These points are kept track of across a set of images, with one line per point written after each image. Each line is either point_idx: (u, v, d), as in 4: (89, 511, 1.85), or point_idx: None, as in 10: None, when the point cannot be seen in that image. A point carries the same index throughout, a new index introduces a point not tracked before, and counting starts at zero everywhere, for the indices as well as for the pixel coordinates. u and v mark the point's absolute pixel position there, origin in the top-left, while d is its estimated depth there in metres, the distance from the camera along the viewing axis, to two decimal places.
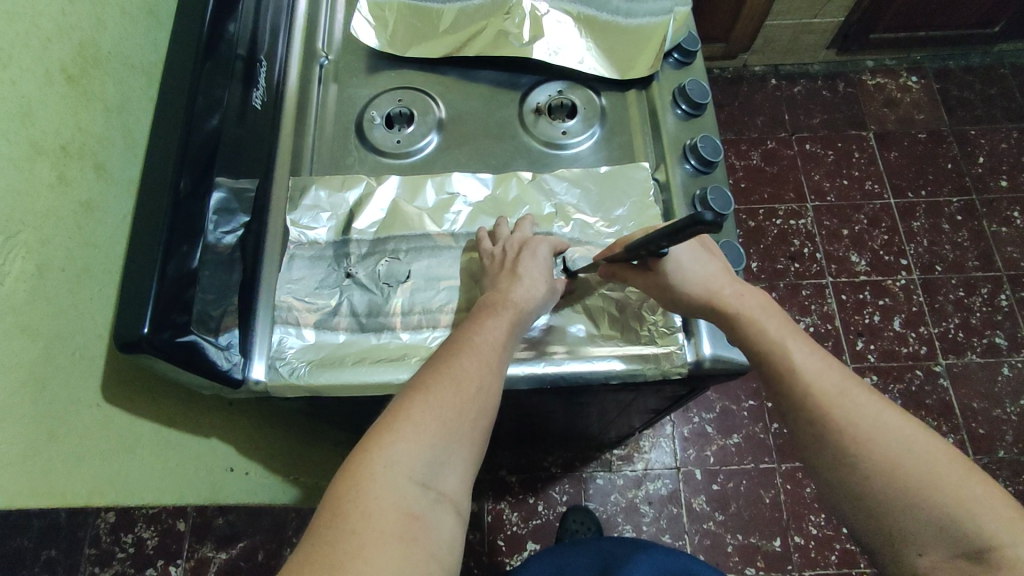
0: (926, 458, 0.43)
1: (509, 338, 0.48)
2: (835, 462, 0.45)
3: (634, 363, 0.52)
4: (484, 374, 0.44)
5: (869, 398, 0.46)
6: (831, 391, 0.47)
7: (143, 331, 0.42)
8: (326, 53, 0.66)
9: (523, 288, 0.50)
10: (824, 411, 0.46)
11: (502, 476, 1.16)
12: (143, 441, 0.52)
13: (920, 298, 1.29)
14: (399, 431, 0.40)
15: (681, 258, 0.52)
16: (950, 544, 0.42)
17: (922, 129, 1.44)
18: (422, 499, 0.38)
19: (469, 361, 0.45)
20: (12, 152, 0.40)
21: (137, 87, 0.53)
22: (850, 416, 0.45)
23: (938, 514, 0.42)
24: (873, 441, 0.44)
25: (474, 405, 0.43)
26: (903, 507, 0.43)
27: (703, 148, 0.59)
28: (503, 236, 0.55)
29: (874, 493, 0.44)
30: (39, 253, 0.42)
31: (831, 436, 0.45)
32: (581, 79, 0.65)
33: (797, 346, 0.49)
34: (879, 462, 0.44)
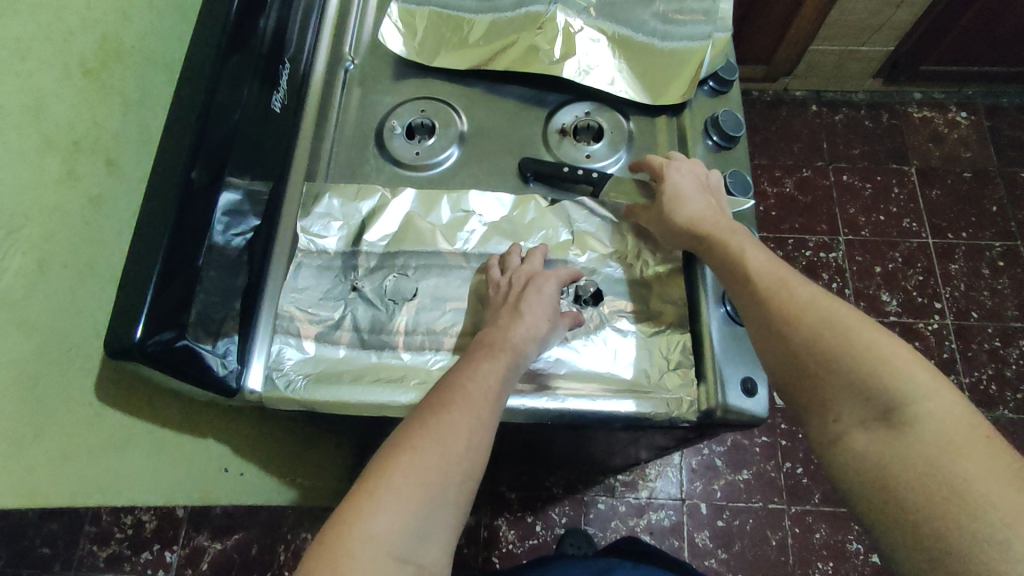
0: (906, 369, 0.41)
1: (504, 385, 0.46)
2: (810, 378, 0.44)
3: (644, 408, 0.50)
4: (473, 430, 0.42)
5: (841, 307, 0.45)
6: (801, 303, 0.45)
7: (135, 336, 0.41)
8: (352, 57, 0.65)
9: (523, 327, 0.48)
10: (774, 288, 0.47)
11: (502, 491, 1.14)
12: (136, 441, 0.51)
13: (952, 345, 1.23)
14: (382, 501, 0.38)
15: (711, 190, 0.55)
16: (865, 411, 0.41)
17: (968, 168, 1.39)
18: (401, 575, 0.37)
19: (459, 416, 0.42)
20: (21, 145, 0.40)
21: (158, 83, 0.53)
22: (824, 323, 0.44)
23: (860, 389, 0.42)
24: (811, 317, 0.45)
25: (461, 468, 0.41)
26: (829, 374, 0.43)
27: (734, 183, 0.56)
28: (513, 266, 0.53)
29: (806, 372, 0.44)
30: (42, 249, 0.41)
31: (804, 347, 0.44)
32: (611, 101, 0.62)
33: (771, 262, 0.48)
34: (816, 330, 0.44)
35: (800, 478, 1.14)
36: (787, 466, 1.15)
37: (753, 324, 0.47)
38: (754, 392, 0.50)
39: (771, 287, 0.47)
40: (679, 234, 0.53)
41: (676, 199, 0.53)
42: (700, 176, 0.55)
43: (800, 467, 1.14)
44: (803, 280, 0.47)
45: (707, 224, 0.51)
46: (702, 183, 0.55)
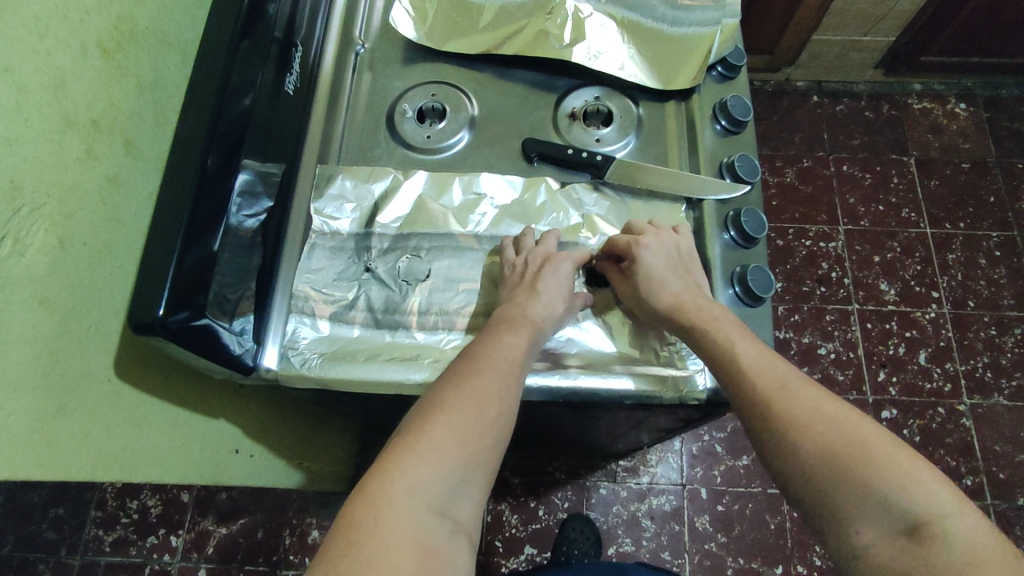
0: (890, 458, 0.41)
1: (528, 357, 0.47)
2: (824, 490, 0.41)
3: (652, 385, 0.51)
4: (504, 396, 0.44)
5: (848, 413, 0.44)
6: (809, 410, 0.44)
7: (158, 313, 0.42)
8: (362, 41, 0.65)
9: (541, 306, 0.50)
10: (775, 393, 0.45)
11: (505, 477, 1.15)
12: (152, 420, 0.52)
13: (949, 334, 1.25)
14: (419, 457, 0.39)
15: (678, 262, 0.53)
16: (887, 528, 0.39)
17: (967, 159, 1.40)
18: (439, 529, 0.38)
19: (488, 381, 0.44)
20: (43, 124, 0.40)
21: (172, 65, 0.53)
22: (832, 429, 0.43)
23: (878, 503, 0.40)
24: (817, 420, 0.43)
25: (492, 431, 0.42)
26: (844, 487, 0.41)
27: (741, 167, 0.56)
28: (527, 248, 0.54)
29: (819, 484, 0.42)
30: (63, 227, 0.42)
31: (815, 454, 0.42)
32: (620, 86, 0.63)
33: (767, 360, 0.47)
34: (824, 438, 0.42)
35: None
36: None
37: (757, 431, 0.46)
38: None
39: (776, 392, 0.45)
40: (664, 322, 0.51)
41: (652, 283, 0.51)
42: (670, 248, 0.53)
43: None
44: (805, 385, 0.46)
45: (693, 315, 0.49)
46: (672, 258, 0.52)
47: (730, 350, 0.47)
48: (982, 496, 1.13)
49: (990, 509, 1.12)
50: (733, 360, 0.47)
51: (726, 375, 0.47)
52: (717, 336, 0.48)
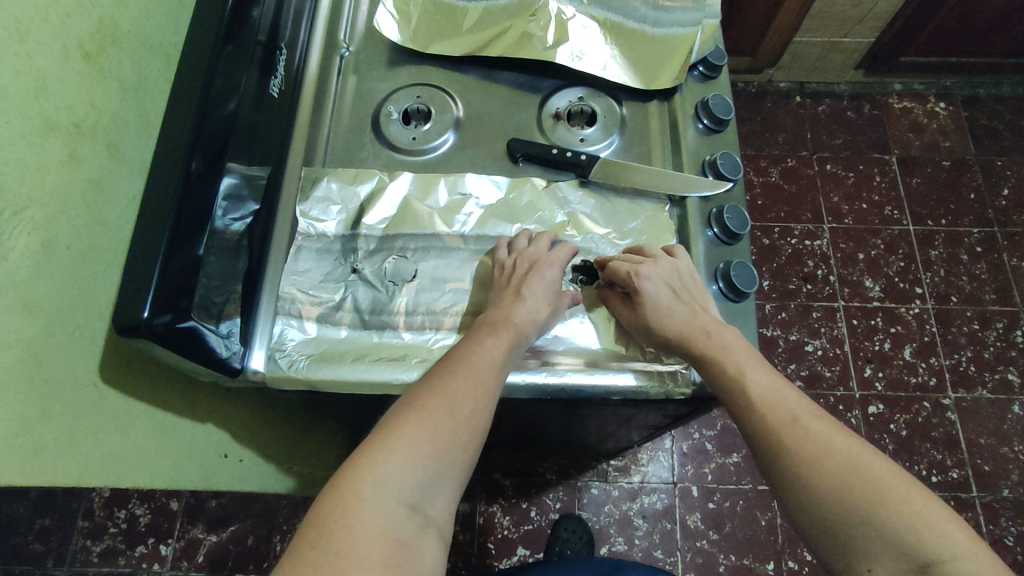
0: (899, 494, 0.41)
1: (508, 356, 0.47)
2: (830, 515, 0.42)
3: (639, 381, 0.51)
4: (481, 393, 0.44)
5: (857, 448, 0.44)
6: (818, 445, 0.44)
7: (142, 315, 0.42)
8: (347, 44, 0.66)
9: (525, 310, 0.50)
10: (783, 424, 0.46)
11: (496, 478, 1.15)
12: (139, 424, 0.52)
13: (933, 329, 1.26)
14: (394, 450, 0.40)
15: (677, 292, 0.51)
16: (896, 567, 0.39)
17: (947, 157, 1.42)
18: (406, 520, 0.39)
19: (470, 379, 0.45)
20: (24, 127, 0.40)
21: (155, 68, 0.53)
22: (842, 466, 0.43)
23: (887, 540, 0.40)
24: (825, 454, 0.44)
25: (468, 427, 0.43)
26: (852, 523, 0.41)
27: (723, 164, 0.57)
28: (519, 249, 0.54)
29: (828, 519, 0.42)
30: (45, 230, 0.42)
31: (824, 492, 0.43)
32: (604, 86, 0.63)
33: (775, 390, 0.47)
34: (832, 472, 0.43)
35: None
36: None
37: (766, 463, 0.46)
38: None
39: (785, 426, 0.45)
40: (673, 348, 0.50)
41: (656, 313, 0.50)
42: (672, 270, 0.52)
43: None
44: (816, 418, 0.46)
45: (699, 344, 0.49)
46: (674, 283, 0.52)
47: (737, 381, 0.48)
48: (968, 488, 1.15)
49: (975, 502, 1.14)
50: (741, 392, 0.47)
51: (736, 405, 0.48)
52: (731, 358, 0.48)
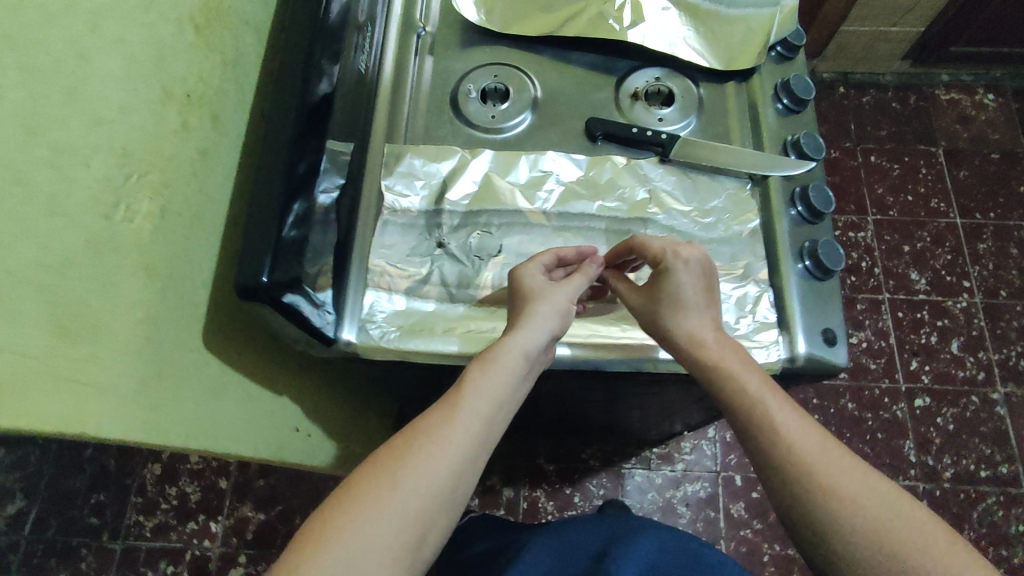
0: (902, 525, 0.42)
1: (467, 429, 0.46)
2: (842, 548, 0.43)
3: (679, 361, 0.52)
4: (418, 482, 0.43)
5: (859, 474, 0.44)
6: (845, 484, 0.44)
7: (262, 280, 0.44)
8: (423, 24, 0.66)
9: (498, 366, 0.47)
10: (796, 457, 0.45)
11: (540, 464, 1.16)
12: (233, 392, 0.53)
13: (981, 323, 1.25)
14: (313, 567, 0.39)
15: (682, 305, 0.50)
16: None
17: (996, 150, 1.40)
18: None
19: (401, 474, 0.43)
20: (150, 96, 0.41)
21: (249, 44, 0.54)
22: (875, 511, 0.43)
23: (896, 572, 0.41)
24: (837, 487, 0.44)
25: (401, 524, 0.42)
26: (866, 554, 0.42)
27: (806, 144, 0.57)
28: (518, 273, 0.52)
29: (842, 550, 0.43)
30: (164, 197, 0.43)
31: (860, 538, 0.42)
32: (681, 66, 0.63)
33: (790, 419, 0.46)
34: (842, 505, 0.43)
35: None
36: None
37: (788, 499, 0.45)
38: (834, 343, 0.52)
39: (817, 460, 0.45)
40: (680, 352, 0.49)
41: (677, 305, 0.50)
42: (687, 286, 0.50)
43: None
44: (821, 447, 0.45)
45: (715, 356, 0.48)
46: (703, 270, 0.50)
47: (757, 406, 0.47)
48: (1016, 483, 1.14)
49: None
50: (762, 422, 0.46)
51: (753, 427, 0.47)
52: (748, 385, 0.47)
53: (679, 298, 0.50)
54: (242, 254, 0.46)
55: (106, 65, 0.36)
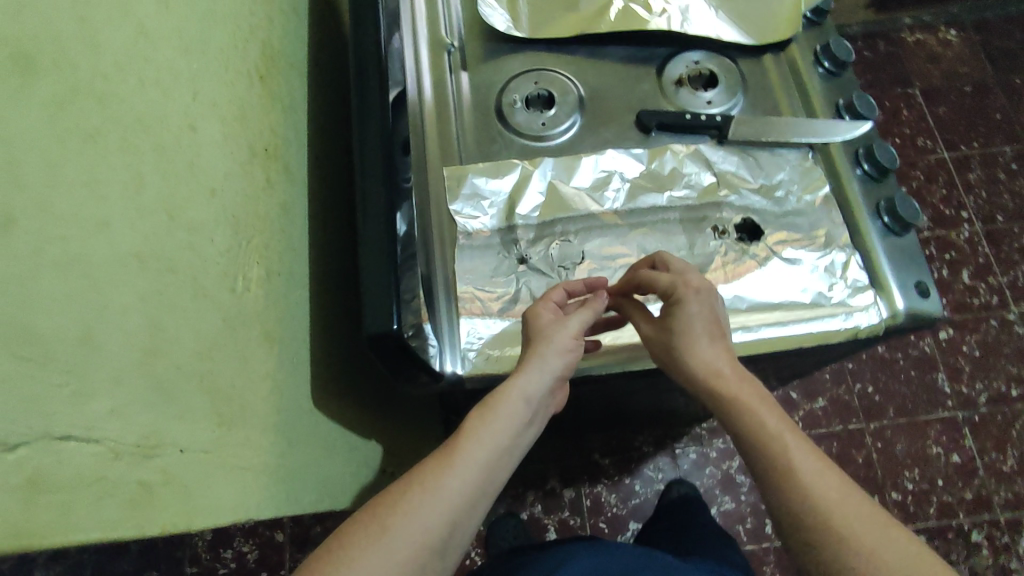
0: None
1: (472, 490, 0.43)
2: None
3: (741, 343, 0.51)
4: (411, 545, 0.41)
5: (896, 538, 0.41)
6: (877, 542, 0.40)
7: (394, 326, 0.45)
8: (451, 40, 0.64)
9: (504, 411, 0.46)
10: (824, 506, 0.42)
11: (595, 459, 1.14)
12: (333, 444, 0.51)
13: (986, 249, 1.29)
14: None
15: (696, 334, 0.47)
16: None
17: (968, 82, 1.45)
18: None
19: (391, 540, 0.40)
20: (240, 157, 0.39)
21: (298, 87, 0.52)
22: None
23: None
24: (871, 544, 0.40)
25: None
26: None
27: (860, 105, 0.59)
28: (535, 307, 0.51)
29: None
30: (265, 259, 0.41)
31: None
32: (716, 47, 0.64)
33: (819, 471, 0.43)
34: (874, 566, 0.40)
35: (873, 397, 1.17)
36: (859, 388, 1.18)
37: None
38: (928, 294, 0.54)
39: (872, 542, 0.40)
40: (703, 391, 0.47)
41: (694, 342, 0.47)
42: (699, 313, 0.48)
43: (871, 386, 1.18)
44: (852, 505, 0.42)
45: (732, 390, 0.46)
46: (715, 317, 0.48)
47: (798, 481, 0.43)
48: None
49: None
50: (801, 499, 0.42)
51: (773, 468, 0.44)
52: (765, 422, 0.45)
53: (698, 325, 0.48)
54: (365, 304, 0.46)
55: (208, 134, 0.35)
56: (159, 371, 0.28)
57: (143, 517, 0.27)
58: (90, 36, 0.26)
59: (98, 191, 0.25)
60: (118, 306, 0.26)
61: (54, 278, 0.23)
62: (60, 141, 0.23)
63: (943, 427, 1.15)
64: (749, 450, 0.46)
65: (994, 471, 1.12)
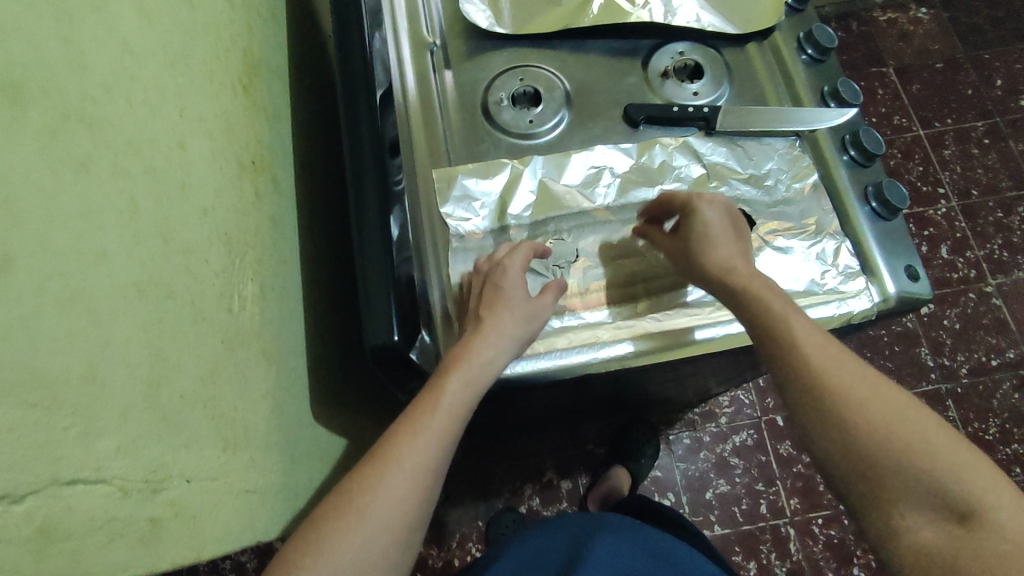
0: (935, 441, 0.40)
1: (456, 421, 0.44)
2: (874, 466, 0.40)
3: (704, 340, 0.52)
4: (412, 483, 0.42)
5: (889, 393, 0.42)
6: (875, 398, 0.42)
7: (396, 338, 0.45)
8: (433, 39, 0.63)
9: (488, 351, 0.46)
10: (823, 375, 0.43)
11: (591, 449, 1.11)
12: (320, 455, 0.51)
13: (962, 224, 1.32)
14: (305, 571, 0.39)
15: (713, 232, 0.49)
16: (935, 514, 0.39)
17: (939, 59, 1.47)
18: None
19: (390, 474, 0.42)
20: (229, 171, 0.38)
21: (280, 94, 0.50)
22: (935, 460, 0.40)
23: (925, 488, 0.39)
24: (868, 404, 0.42)
25: (390, 523, 0.41)
26: (898, 470, 0.40)
27: (845, 91, 0.60)
28: (482, 267, 0.51)
29: (873, 470, 0.40)
30: (259, 274, 0.40)
31: (918, 487, 0.39)
32: (700, 38, 0.63)
33: (818, 340, 0.44)
34: (874, 421, 0.41)
35: None
36: None
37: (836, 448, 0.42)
38: (917, 277, 0.55)
39: (878, 406, 0.41)
40: (710, 284, 0.49)
41: (706, 243, 0.49)
42: (715, 214, 0.50)
43: None
44: (849, 368, 0.43)
45: (744, 280, 0.47)
46: (729, 220, 0.51)
47: (803, 350, 0.44)
48: None
49: None
50: (804, 367, 0.43)
51: (778, 343, 0.44)
52: (771, 305, 0.45)
53: (715, 223, 0.50)
54: (366, 317, 0.47)
55: (197, 151, 0.34)
56: (164, 403, 0.28)
57: (155, 552, 0.28)
58: (77, 58, 0.25)
59: (95, 222, 0.24)
60: (120, 338, 0.25)
61: (59, 316, 0.22)
62: (54, 171, 0.23)
63: (927, 400, 1.17)
64: (754, 334, 0.46)
65: (977, 440, 1.15)
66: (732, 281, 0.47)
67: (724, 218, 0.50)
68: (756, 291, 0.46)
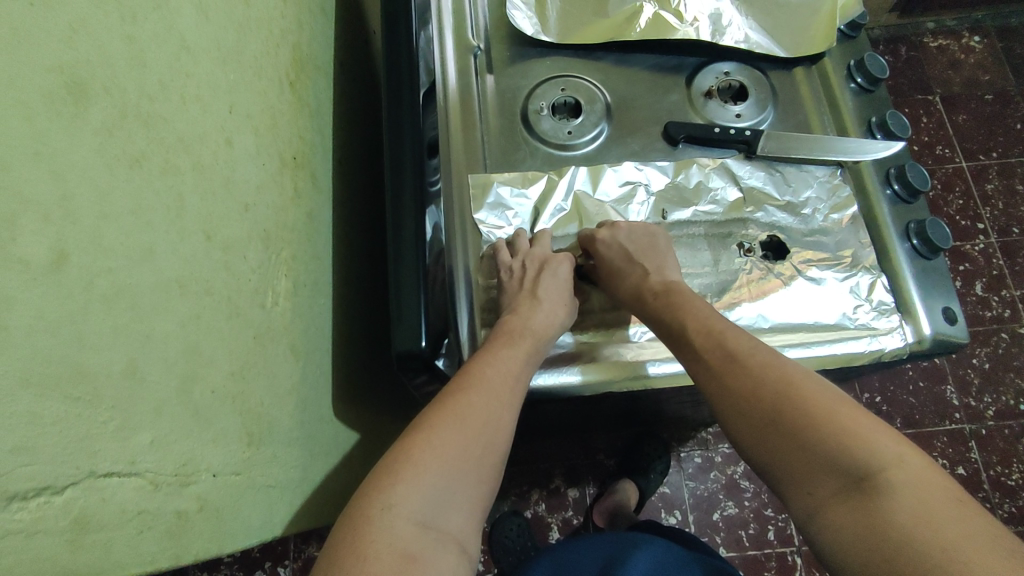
0: (840, 414, 0.38)
1: (523, 368, 0.45)
2: (778, 445, 0.39)
3: (658, 375, 0.51)
4: (494, 410, 0.42)
5: (800, 372, 0.41)
6: (791, 373, 0.41)
7: (422, 346, 0.49)
8: (477, 42, 0.63)
9: (543, 314, 0.48)
10: (729, 357, 0.43)
11: (600, 460, 1.10)
12: (340, 449, 0.52)
13: (1000, 261, 1.28)
14: (420, 471, 0.38)
15: (629, 251, 0.51)
16: (841, 487, 0.36)
17: (989, 91, 1.43)
18: (423, 540, 0.36)
19: (478, 397, 0.42)
20: (271, 167, 0.39)
21: (324, 90, 0.51)
22: (818, 430, 0.38)
23: (827, 460, 0.37)
24: (771, 379, 0.41)
25: (490, 438, 0.41)
26: (798, 445, 0.38)
27: (893, 124, 0.59)
28: (523, 250, 0.52)
29: (779, 449, 0.39)
30: (294, 269, 0.41)
31: (819, 458, 0.37)
32: (748, 59, 0.63)
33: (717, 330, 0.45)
34: (777, 387, 0.40)
35: (880, 405, 1.17)
36: (867, 397, 1.18)
37: (747, 442, 0.41)
38: (954, 321, 0.53)
39: (768, 390, 0.41)
40: (630, 300, 0.50)
41: (618, 271, 0.51)
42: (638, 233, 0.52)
43: (879, 395, 1.18)
44: (760, 350, 0.43)
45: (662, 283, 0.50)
46: (641, 239, 0.52)
47: (700, 351, 0.45)
48: None
49: None
50: (705, 365, 0.44)
51: (682, 342, 0.46)
52: (681, 313, 0.47)
53: (632, 240, 0.52)
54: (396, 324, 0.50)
55: (243, 147, 0.35)
56: (197, 397, 0.28)
57: (178, 544, 0.28)
58: (137, 57, 0.25)
59: (144, 217, 0.25)
60: (161, 332, 0.26)
61: (104, 312, 0.22)
62: (109, 168, 0.23)
63: (949, 439, 1.14)
64: (670, 336, 0.47)
65: (998, 485, 1.12)
66: (655, 294, 0.49)
67: (649, 234, 0.53)
68: (674, 304, 0.48)
